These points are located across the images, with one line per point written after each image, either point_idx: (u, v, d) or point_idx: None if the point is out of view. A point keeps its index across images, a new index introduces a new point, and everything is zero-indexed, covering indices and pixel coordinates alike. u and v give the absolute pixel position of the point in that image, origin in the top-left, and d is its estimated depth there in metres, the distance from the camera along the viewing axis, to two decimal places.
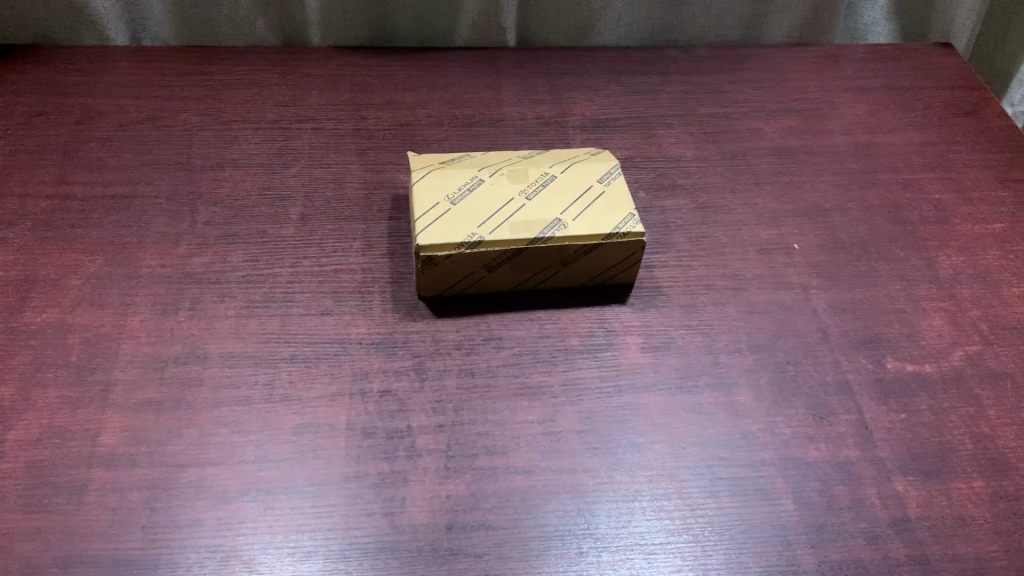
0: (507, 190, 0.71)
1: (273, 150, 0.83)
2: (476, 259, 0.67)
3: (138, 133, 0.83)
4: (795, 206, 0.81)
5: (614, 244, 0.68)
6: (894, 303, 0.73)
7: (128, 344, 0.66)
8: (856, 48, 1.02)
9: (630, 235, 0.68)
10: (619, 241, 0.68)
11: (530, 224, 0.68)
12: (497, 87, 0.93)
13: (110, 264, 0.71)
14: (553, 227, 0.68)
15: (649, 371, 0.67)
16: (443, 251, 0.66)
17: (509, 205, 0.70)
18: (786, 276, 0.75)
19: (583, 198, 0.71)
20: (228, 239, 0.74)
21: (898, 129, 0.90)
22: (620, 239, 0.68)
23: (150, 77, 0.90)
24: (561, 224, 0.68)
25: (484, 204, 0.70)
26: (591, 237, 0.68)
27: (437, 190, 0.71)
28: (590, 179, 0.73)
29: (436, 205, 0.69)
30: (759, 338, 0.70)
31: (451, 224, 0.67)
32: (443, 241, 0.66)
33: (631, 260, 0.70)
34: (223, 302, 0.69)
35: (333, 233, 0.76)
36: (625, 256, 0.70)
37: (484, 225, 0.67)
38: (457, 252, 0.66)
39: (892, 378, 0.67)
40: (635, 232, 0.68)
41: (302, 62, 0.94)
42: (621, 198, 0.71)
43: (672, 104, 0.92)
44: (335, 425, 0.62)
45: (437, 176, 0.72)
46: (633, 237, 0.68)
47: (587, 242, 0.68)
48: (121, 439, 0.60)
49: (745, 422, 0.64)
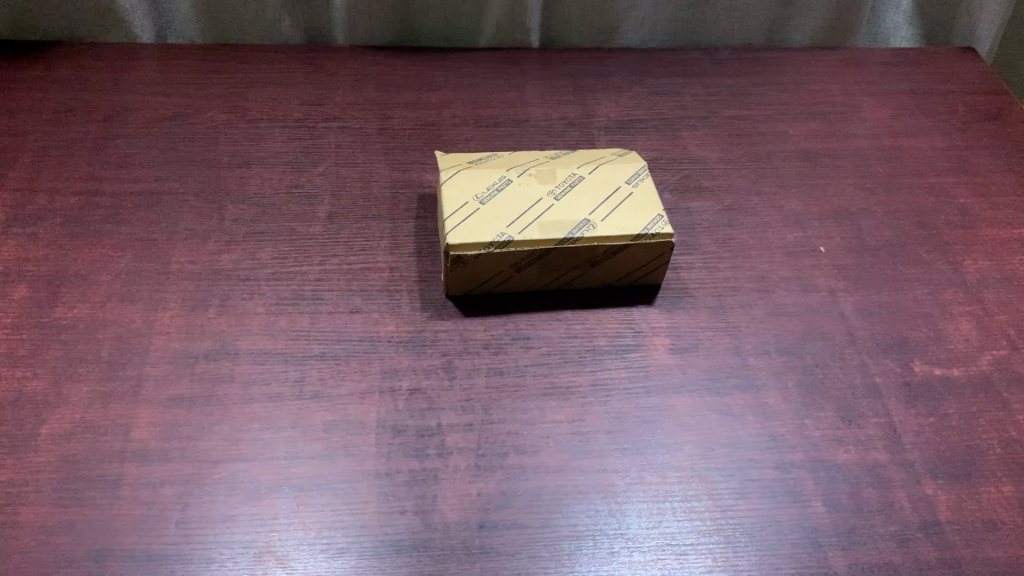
0: (535, 191, 0.71)
1: (299, 148, 0.83)
2: (504, 259, 0.67)
3: (165, 129, 0.84)
4: (821, 209, 0.81)
5: (643, 245, 0.68)
6: (921, 306, 0.73)
7: (159, 340, 0.66)
8: (878, 52, 1.02)
9: (659, 236, 0.68)
10: (648, 242, 0.68)
11: (559, 224, 0.68)
12: (521, 87, 0.93)
13: (139, 260, 0.72)
14: (582, 227, 0.68)
15: (676, 373, 0.67)
16: (472, 251, 0.66)
17: (537, 205, 0.70)
18: (811, 278, 0.75)
19: (611, 199, 0.71)
20: (256, 237, 0.74)
21: (922, 133, 0.90)
22: (649, 240, 0.68)
23: (177, 75, 0.90)
24: (590, 225, 0.68)
25: (512, 204, 0.70)
26: (620, 237, 0.68)
27: (464, 190, 0.71)
28: (618, 180, 0.74)
29: (465, 205, 0.69)
30: (787, 340, 0.70)
31: (481, 223, 0.67)
32: (472, 241, 0.66)
33: (659, 260, 0.71)
34: (252, 299, 0.69)
35: (360, 231, 0.76)
36: (653, 258, 0.70)
37: (513, 225, 0.67)
38: (485, 252, 0.66)
39: (920, 382, 0.68)
40: (663, 233, 0.68)
41: (327, 61, 0.94)
42: (649, 200, 0.71)
43: (695, 105, 0.92)
44: (366, 422, 0.62)
45: (464, 177, 0.72)
46: (661, 238, 0.68)
47: (615, 242, 0.68)
48: (153, 434, 0.60)
49: (775, 423, 0.64)
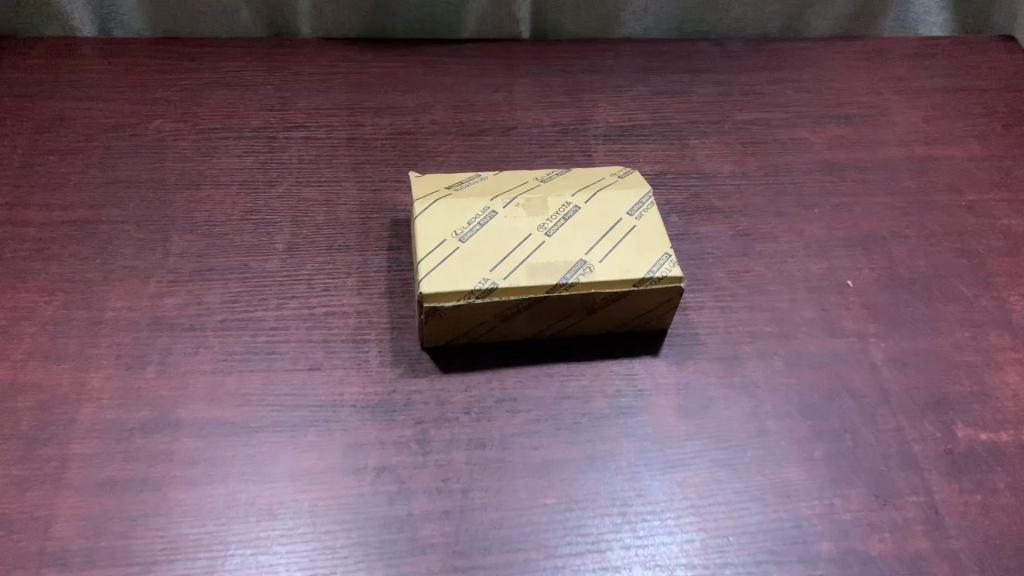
0: (523, 224, 0.62)
1: (257, 164, 0.73)
2: (487, 308, 0.58)
3: (105, 143, 0.74)
4: (847, 234, 0.72)
5: (647, 290, 0.59)
6: (962, 354, 0.64)
7: (88, 408, 0.57)
8: (908, 42, 0.91)
9: (668, 279, 0.59)
10: (654, 287, 0.59)
11: (552, 266, 0.59)
12: (509, 87, 0.83)
13: (69, 307, 0.62)
14: (577, 270, 0.59)
15: (686, 443, 0.58)
16: (450, 301, 0.57)
17: (527, 243, 0.60)
18: (838, 320, 0.66)
19: (610, 235, 0.62)
20: (205, 275, 0.65)
21: (959, 139, 0.80)
22: (656, 284, 0.59)
23: (120, 76, 0.80)
24: (586, 266, 0.59)
25: (497, 242, 0.60)
26: (621, 282, 0.59)
27: (441, 224, 0.61)
28: (618, 210, 0.64)
29: (442, 243, 0.60)
30: (812, 397, 0.61)
31: (461, 267, 0.58)
32: (449, 291, 0.57)
33: (667, 305, 0.61)
34: (198, 355, 0.60)
35: (323, 266, 0.66)
36: (659, 304, 0.61)
37: (497, 269, 0.58)
38: (464, 303, 0.57)
39: (964, 449, 0.59)
40: (673, 276, 0.59)
41: (291, 58, 0.83)
42: (654, 235, 0.62)
43: (705, 107, 0.82)
44: (326, 512, 0.53)
45: (441, 208, 0.62)
46: (670, 281, 0.59)
47: (617, 288, 0.59)
48: (76, 530, 0.52)
49: (799, 505, 0.56)
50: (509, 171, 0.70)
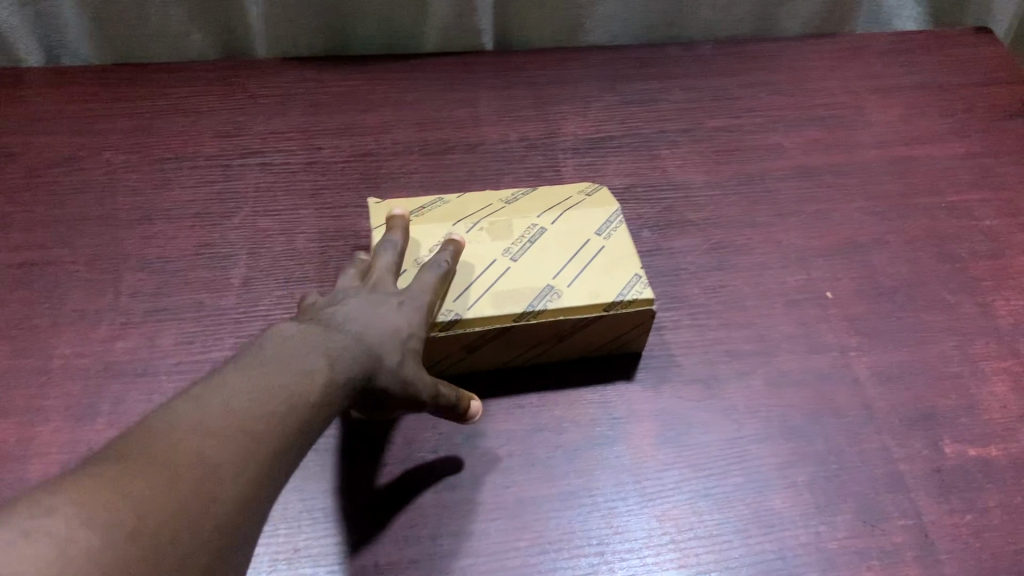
0: (487, 250, 0.59)
1: (212, 194, 0.71)
2: (453, 341, 0.55)
3: (53, 178, 0.71)
4: (825, 243, 0.70)
5: (619, 315, 0.57)
6: (948, 365, 0.62)
7: (35, 464, 0.54)
8: (882, 37, 0.89)
9: (640, 301, 0.57)
10: (626, 310, 0.57)
11: (518, 294, 0.56)
12: (474, 102, 0.80)
13: (15, 356, 0.60)
14: (545, 297, 0.56)
15: (664, 473, 0.56)
16: None
17: (491, 269, 0.58)
18: (819, 335, 0.63)
19: (579, 256, 0.59)
20: (158, 315, 0.62)
21: (938, 138, 0.78)
22: (628, 307, 0.57)
23: (69, 106, 0.77)
24: (555, 292, 0.57)
25: (460, 270, 0.58)
26: (591, 307, 0.56)
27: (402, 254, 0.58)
28: (586, 229, 0.61)
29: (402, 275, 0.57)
30: (794, 418, 0.59)
31: None
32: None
33: (642, 327, 0.59)
34: (151, 402, 0.58)
35: (282, 300, 0.64)
36: (633, 327, 0.59)
37: (460, 300, 0.55)
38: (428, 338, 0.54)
39: (953, 467, 0.57)
40: (645, 298, 0.57)
41: (247, 80, 0.81)
42: (624, 255, 0.60)
43: (676, 115, 0.80)
44: (287, 567, 0.50)
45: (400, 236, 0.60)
46: (643, 304, 0.57)
47: (587, 314, 0.56)
48: None
49: (783, 535, 0.53)
50: (473, 193, 0.67)
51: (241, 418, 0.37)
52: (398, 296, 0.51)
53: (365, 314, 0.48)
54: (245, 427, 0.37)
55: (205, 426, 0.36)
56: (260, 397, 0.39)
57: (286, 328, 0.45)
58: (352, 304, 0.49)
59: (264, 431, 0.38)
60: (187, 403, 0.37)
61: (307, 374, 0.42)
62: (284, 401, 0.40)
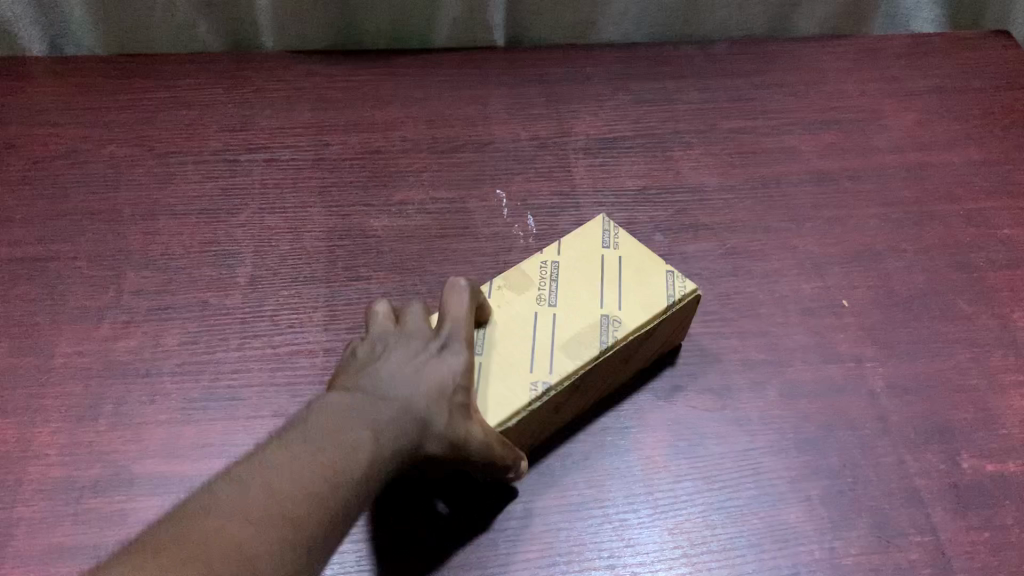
0: (523, 305, 0.53)
1: (218, 190, 0.70)
2: (546, 410, 0.50)
3: (55, 171, 0.70)
4: (841, 250, 0.69)
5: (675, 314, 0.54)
6: (965, 377, 0.61)
7: (35, 466, 0.53)
8: (898, 39, 0.88)
9: (687, 294, 0.54)
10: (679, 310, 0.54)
11: (584, 334, 0.51)
12: (484, 99, 0.79)
13: (15, 354, 0.58)
14: (612, 328, 0.52)
15: (677, 485, 0.55)
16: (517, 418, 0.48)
17: (540, 320, 0.52)
18: (834, 345, 0.62)
19: (607, 276, 0.55)
20: (161, 314, 0.61)
21: (956, 143, 0.77)
22: (681, 305, 0.54)
23: (72, 97, 0.75)
24: (615, 320, 0.52)
25: (516, 337, 0.51)
26: (654, 317, 0.53)
27: None
28: (592, 247, 0.57)
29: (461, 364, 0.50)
30: (808, 430, 0.58)
31: (503, 380, 0.49)
32: (511, 413, 0.48)
33: (680, 323, 0.56)
34: (154, 403, 0.56)
35: (288, 301, 0.63)
36: (681, 321, 0.56)
37: (538, 365, 0.50)
38: (529, 415, 0.49)
39: (970, 483, 0.56)
40: (690, 290, 0.54)
41: (254, 72, 0.79)
42: (642, 258, 0.56)
43: (689, 115, 0.78)
44: None
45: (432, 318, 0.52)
46: (690, 296, 0.54)
47: (650, 326, 0.53)
48: None
49: (797, 550, 0.52)
50: None
51: (288, 510, 0.36)
52: (445, 341, 0.47)
53: (410, 368, 0.44)
54: (288, 523, 0.36)
55: (251, 521, 0.35)
56: (305, 482, 0.37)
57: (331, 397, 0.42)
58: (394, 358, 0.45)
59: (310, 522, 0.36)
60: (233, 487, 0.36)
61: (350, 451, 0.39)
62: (329, 489, 0.38)
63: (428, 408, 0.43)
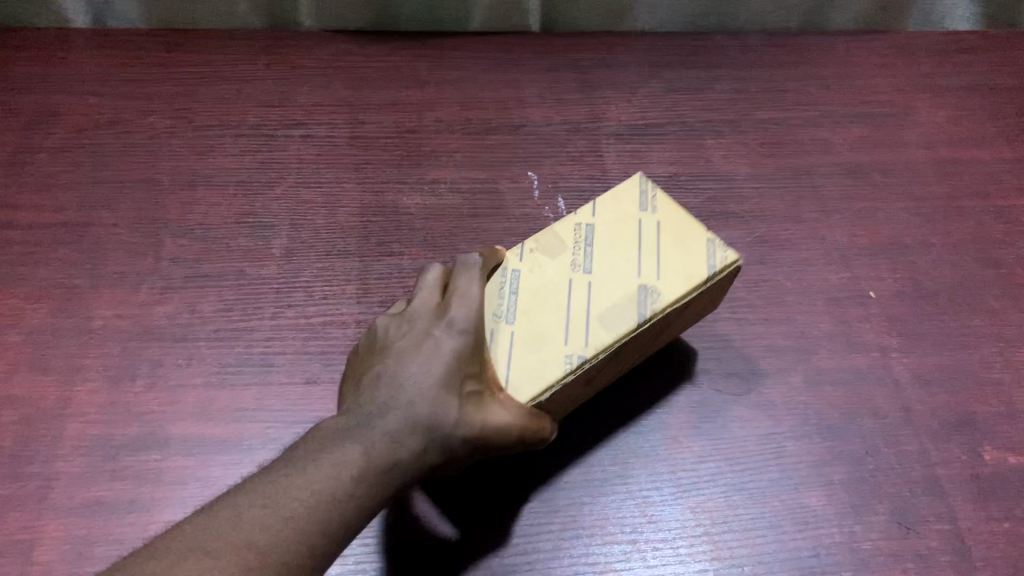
0: (557, 271, 0.53)
1: (255, 164, 0.71)
2: (579, 382, 0.50)
3: (97, 141, 0.71)
4: (869, 242, 0.69)
5: (716, 284, 0.52)
6: (990, 371, 0.61)
7: (74, 423, 0.55)
8: (933, 36, 0.88)
9: (728, 266, 0.51)
10: (719, 281, 0.51)
11: (617, 306, 0.50)
12: (518, 83, 0.79)
13: (57, 315, 0.60)
14: (647, 298, 0.50)
15: (700, 465, 0.55)
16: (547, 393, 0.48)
17: (574, 290, 0.51)
18: (860, 334, 0.63)
19: (644, 241, 0.53)
20: (198, 281, 0.63)
21: (988, 141, 0.77)
22: (721, 275, 0.51)
23: (114, 69, 0.77)
24: (652, 289, 0.51)
25: (549, 307, 0.51)
26: (691, 289, 0.50)
27: None
28: (630, 210, 0.55)
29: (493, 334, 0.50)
30: (832, 417, 0.58)
31: (534, 353, 0.49)
32: (545, 387, 0.48)
33: (721, 291, 0.54)
34: (190, 367, 0.58)
35: (321, 273, 0.64)
36: (723, 288, 0.54)
37: (573, 339, 0.49)
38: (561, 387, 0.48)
39: (991, 474, 0.56)
40: (731, 261, 0.51)
41: (292, 50, 0.81)
42: (681, 223, 0.54)
43: (722, 105, 0.79)
44: None
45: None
46: (732, 267, 0.51)
47: (688, 299, 0.51)
48: (61, 555, 0.49)
49: (818, 533, 0.53)
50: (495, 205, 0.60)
51: (265, 537, 0.39)
52: (455, 325, 0.47)
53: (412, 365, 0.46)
54: (265, 550, 0.39)
55: (223, 550, 0.38)
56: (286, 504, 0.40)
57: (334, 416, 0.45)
58: (403, 355, 0.47)
59: (291, 545, 0.39)
60: (223, 512, 0.40)
61: (338, 470, 0.42)
62: (308, 511, 0.41)
63: (426, 408, 0.44)
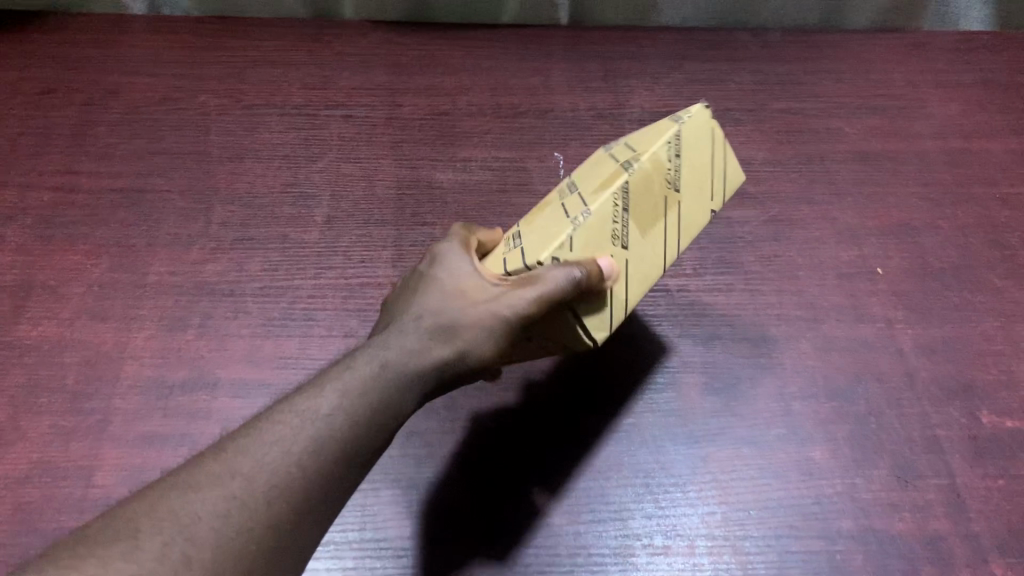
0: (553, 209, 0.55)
1: (298, 140, 0.75)
2: (594, 241, 0.49)
3: (152, 115, 0.76)
4: (879, 223, 0.72)
5: (694, 130, 0.53)
6: (991, 343, 0.64)
7: (131, 365, 0.59)
8: (948, 36, 0.91)
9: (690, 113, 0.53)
10: (690, 125, 0.53)
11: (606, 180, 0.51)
12: (547, 72, 0.84)
13: (115, 270, 0.65)
14: (628, 162, 0.51)
15: (711, 419, 0.59)
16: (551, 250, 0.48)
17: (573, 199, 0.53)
18: (867, 307, 0.66)
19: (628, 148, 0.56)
20: (245, 244, 0.67)
21: (997, 133, 0.80)
22: (687, 120, 0.53)
23: (169, 51, 0.82)
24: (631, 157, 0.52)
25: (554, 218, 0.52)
26: (663, 136, 0.52)
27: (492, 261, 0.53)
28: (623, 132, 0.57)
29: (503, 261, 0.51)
30: (838, 380, 0.62)
31: (538, 242, 0.50)
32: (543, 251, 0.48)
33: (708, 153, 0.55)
34: (237, 319, 0.62)
35: (360, 239, 0.68)
36: (719, 150, 0.54)
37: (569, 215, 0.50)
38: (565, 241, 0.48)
39: (989, 436, 0.59)
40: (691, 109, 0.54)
41: (334, 38, 0.85)
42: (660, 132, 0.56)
43: (741, 96, 0.83)
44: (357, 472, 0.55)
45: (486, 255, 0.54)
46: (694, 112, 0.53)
47: (665, 143, 0.52)
48: (118, 480, 0.54)
49: (821, 484, 0.56)
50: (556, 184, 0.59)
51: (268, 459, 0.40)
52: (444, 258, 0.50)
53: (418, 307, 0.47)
54: (269, 469, 0.39)
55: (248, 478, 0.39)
56: (290, 426, 0.41)
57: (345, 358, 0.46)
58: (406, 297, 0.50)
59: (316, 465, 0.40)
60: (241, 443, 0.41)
61: (337, 393, 0.43)
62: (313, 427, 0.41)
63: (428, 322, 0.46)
